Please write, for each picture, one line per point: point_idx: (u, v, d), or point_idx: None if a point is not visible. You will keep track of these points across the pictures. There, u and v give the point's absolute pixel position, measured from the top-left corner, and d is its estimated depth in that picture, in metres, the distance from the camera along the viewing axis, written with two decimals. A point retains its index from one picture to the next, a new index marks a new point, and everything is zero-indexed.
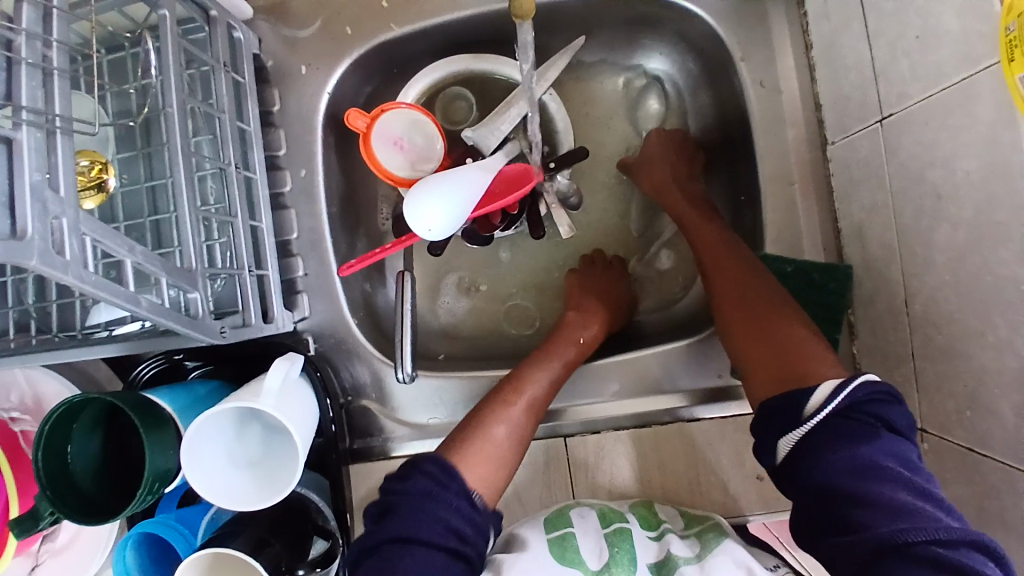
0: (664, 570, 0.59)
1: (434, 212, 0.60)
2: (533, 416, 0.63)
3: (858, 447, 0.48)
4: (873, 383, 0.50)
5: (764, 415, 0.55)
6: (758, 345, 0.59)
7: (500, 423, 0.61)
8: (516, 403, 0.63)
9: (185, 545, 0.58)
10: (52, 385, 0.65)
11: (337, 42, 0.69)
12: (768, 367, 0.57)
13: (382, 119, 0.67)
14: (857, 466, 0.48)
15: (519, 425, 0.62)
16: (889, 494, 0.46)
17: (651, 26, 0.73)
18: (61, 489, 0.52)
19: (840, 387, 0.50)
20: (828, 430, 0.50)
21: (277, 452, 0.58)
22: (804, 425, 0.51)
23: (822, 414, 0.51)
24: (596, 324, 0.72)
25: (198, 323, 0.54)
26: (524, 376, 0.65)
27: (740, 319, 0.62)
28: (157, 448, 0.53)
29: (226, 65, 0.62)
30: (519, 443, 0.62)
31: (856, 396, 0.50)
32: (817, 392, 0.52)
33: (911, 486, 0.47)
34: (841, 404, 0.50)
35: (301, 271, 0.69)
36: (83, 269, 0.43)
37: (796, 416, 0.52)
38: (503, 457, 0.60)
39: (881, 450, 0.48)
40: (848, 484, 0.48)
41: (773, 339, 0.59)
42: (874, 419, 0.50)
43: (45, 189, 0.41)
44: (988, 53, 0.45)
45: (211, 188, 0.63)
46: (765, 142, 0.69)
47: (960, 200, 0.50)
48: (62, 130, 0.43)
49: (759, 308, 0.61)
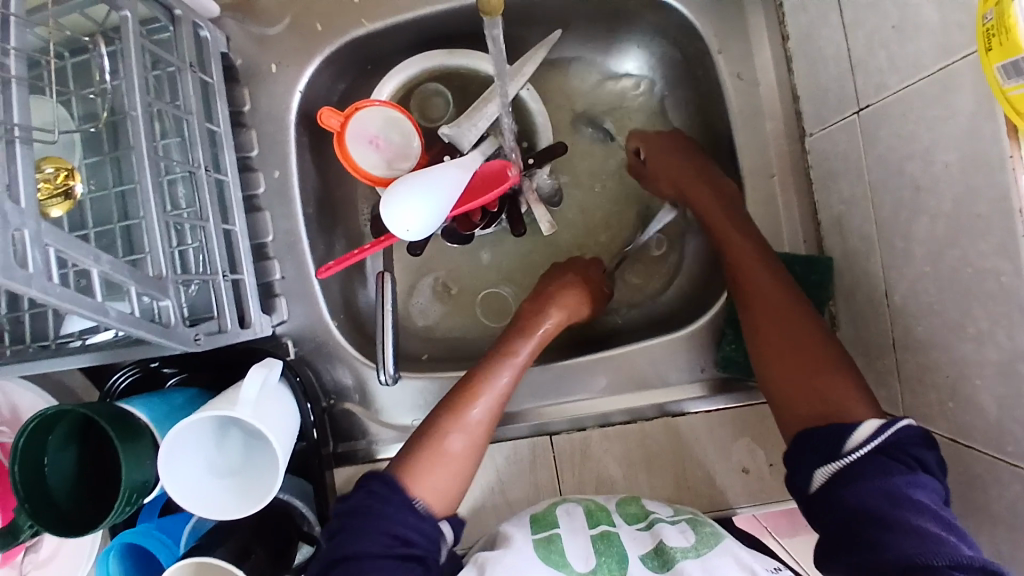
0: (660, 561, 0.58)
1: (412, 211, 0.60)
2: (488, 417, 0.61)
3: (891, 479, 0.49)
4: (915, 427, 0.50)
5: (799, 445, 0.55)
6: (790, 376, 0.58)
7: (452, 439, 0.60)
8: (469, 415, 0.61)
9: (167, 554, 0.57)
10: (27, 397, 0.63)
11: (309, 40, 0.68)
12: (801, 401, 0.57)
13: (356, 118, 0.66)
14: (887, 496, 0.48)
15: (475, 436, 0.60)
16: (917, 523, 0.46)
17: (628, 18, 0.73)
18: (39, 503, 0.51)
19: (884, 426, 0.51)
20: (866, 464, 0.50)
21: (257, 459, 0.57)
22: (842, 459, 0.51)
23: (863, 450, 0.51)
24: (559, 311, 0.69)
25: (171, 331, 0.53)
26: (478, 385, 0.62)
27: (770, 345, 0.60)
28: (133, 460, 0.52)
29: (192, 65, 0.61)
30: (476, 454, 0.61)
31: (897, 436, 0.50)
32: (861, 428, 0.51)
33: (939, 518, 0.47)
34: (882, 442, 0.50)
35: (278, 275, 0.68)
36: (47, 281, 0.42)
37: (835, 448, 0.52)
38: (459, 469, 0.59)
39: (915, 484, 0.48)
40: (877, 511, 0.48)
41: (806, 370, 0.57)
42: (914, 460, 0.49)
43: (4, 200, 0.39)
44: (964, 45, 0.45)
45: (182, 192, 0.62)
46: (745, 134, 0.69)
47: (939, 192, 0.50)
48: (21, 139, 0.42)
49: (790, 336, 0.59)
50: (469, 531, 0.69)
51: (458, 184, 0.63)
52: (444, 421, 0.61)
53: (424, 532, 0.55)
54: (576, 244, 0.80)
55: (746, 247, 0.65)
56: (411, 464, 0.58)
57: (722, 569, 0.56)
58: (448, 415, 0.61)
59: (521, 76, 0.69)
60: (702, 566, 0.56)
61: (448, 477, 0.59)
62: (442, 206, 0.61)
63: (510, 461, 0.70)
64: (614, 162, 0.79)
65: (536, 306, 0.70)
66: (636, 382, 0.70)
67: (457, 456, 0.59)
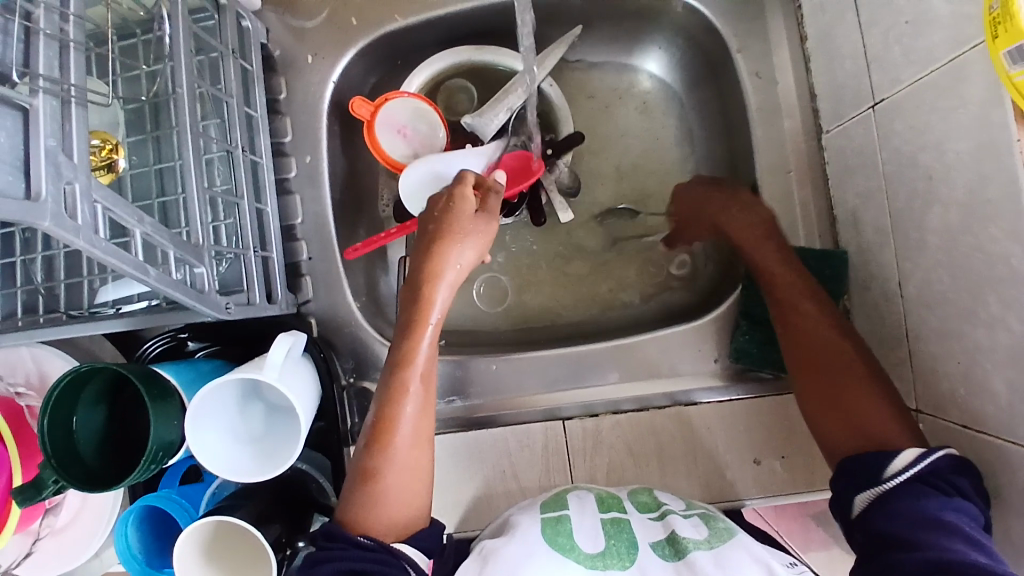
0: (675, 544, 0.58)
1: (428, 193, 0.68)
2: (414, 434, 0.58)
3: (925, 499, 0.48)
4: (949, 457, 0.50)
5: (844, 471, 0.55)
6: (832, 405, 0.58)
7: (389, 476, 0.56)
8: (394, 448, 0.56)
9: (186, 517, 0.58)
10: (57, 364, 0.65)
11: (344, 32, 0.71)
12: (843, 431, 0.57)
13: (386, 108, 0.69)
14: (918, 515, 0.48)
15: (413, 461, 0.57)
16: (945, 540, 0.45)
17: (650, 20, 0.75)
18: (66, 459, 0.52)
19: (920, 455, 0.50)
20: (903, 491, 0.50)
21: (280, 431, 0.59)
22: (879, 485, 0.51)
23: (903, 476, 0.51)
24: (440, 276, 0.60)
25: (205, 297, 0.55)
26: (390, 414, 0.57)
27: (812, 374, 0.60)
28: (163, 419, 0.54)
29: (235, 51, 0.64)
30: (419, 473, 0.57)
31: (937, 466, 0.50)
32: (899, 457, 0.52)
33: (971, 541, 0.46)
34: (923, 469, 0.50)
35: (306, 256, 0.71)
36: (94, 235, 0.44)
37: (873, 476, 0.52)
38: (410, 493, 0.57)
39: (945, 505, 0.47)
40: (907, 528, 0.48)
41: (848, 399, 0.58)
42: (951, 488, 0.49)
43: (59, 154, 0.42)
44: (975, 34, 0.47)
45: (219, 171, 0.64)
46: (763, 131, 0.71)
47: (951, 180, 0.51)
48: (76, 100, 0.44)
49: (832, 366, 0.59)
50: (480, 515, 0.70)
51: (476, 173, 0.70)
52: (369, 458, 0.56)
53: (377, 560, 0.51)
54: (593, 237, 0.81)
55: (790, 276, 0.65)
56: (354, 507, 0.55)
57: (736, 562, 0.54)
58: (372, 453, 0.56)
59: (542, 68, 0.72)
60: (715, 560, 0.55)
61: (401, 508, 0.56)
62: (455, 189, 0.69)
63: (522, 445, 0.71)
64: (634, 161, 0.81)
65: (417, 291, 0.60)
66: (650, 371, 0.71)
67: (401, 484, 0.56)
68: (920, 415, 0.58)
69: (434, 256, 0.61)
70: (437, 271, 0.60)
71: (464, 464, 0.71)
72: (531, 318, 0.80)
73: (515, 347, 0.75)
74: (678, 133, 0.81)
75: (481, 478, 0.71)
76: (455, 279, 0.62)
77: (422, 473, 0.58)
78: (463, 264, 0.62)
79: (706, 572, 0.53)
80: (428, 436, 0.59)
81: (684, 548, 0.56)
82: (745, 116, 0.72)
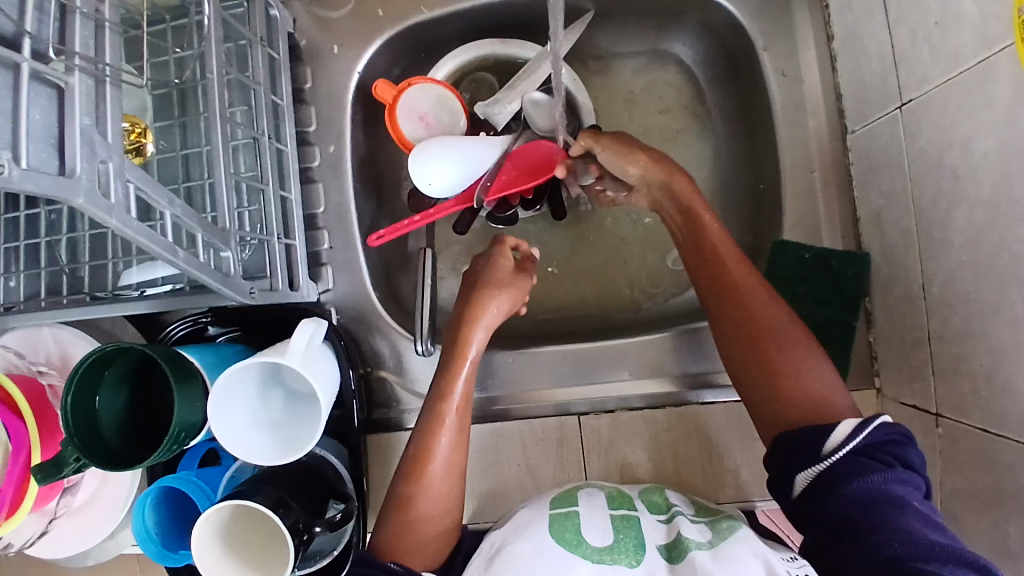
0: (675, 552, 0.57)
1: (441, 172, 0.67)
2: (449, 469, 0.59)
3: (872, 477, 0.48)
4: (890, 425, 0.50)
5: (782, 447, 0.53)
6: (763, 374, 0.57)
7: (419, 507, 0.57)
8: (428, 478, 0.58)
9: (206, 501, 0.59)
10: (79, 345, 0.66)
11: (370, 23, 0.72)
12: (781, 401, 0.55)
13: (409, 94, 0.69)
14: (870, 495, 0.47)
15: (443, 497, 0.58)
16: (903, 522, 0.45)
17: (675, 18, 0.75)
18: (89, 437, 0.52)
19: (861, 426, 0.49)
20: (847, 466, 0.49)
21: (300, 414, 0.59)
22: (822, 461, 0.50)
23: (842, 451, 0.49)
24: (480, 323, 0.64)
25: (231, 280, 0.55)
26: (427, 446, 0.59)
27: (756, 341, 0.58)
28: (186, 400, 0.54)
29: (262, 40, 0.65)
30: (450, 505, 0.59)
31: (876, 435, 0.49)
32: (837, 430, 0.50)
33: (921, 517, 0.46)
34: (862, 442, 0.49)
35: (326, 245, 0.71)
36: (126, 215, 0.45)
37: (813, 452, 0.51)
38: (440, 523, 0.58)
39: (891, 478, 0.48)
40: (862, 512, 0.47)
41: (784, 368, 0.56)
42: (891, 458, 0.49)
43: (93, 133, 0.42)
44: (1004, 34, 0.46)
45: (244, 158, 0.65)
46: (787, 130, 0.70)
47: (978, 179, 0.51)
48: (110, 80, 0.45)
49: (771, 334, 0.58)
50: (492, 508, 0.70)
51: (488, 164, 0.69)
52: (405, 486, 0.58)
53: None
54: (611, 234, 0.81)
55: (725, 246, 0.63)
56: (388, 535, 0.57)
57: (738, 556, 0.54)
58: (408, 482, 0.58)
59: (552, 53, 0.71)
60: (715, 556, 0.54)
61: (430, 539, 0.57)
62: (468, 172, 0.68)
63: (538, 438, 0.71)
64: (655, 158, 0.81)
65: (456, 333, 0.64)
66: (665, 368, 0.71)
67: (434, 515, 0.58)
68: (941, 417, 0.58)
69: (475, 301, 0.65)
70: (476, 314, 0.64)
71: (478, 455, 0.71)
72: (547, 313, 0.80)
73: (531, 341, 0.75)
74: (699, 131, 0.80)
75: (494, 471, 0.71)
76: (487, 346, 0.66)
77: (454, 506, 0.59)
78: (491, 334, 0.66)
79: (705, 569, 0.53)
80: (462, 469, 0.61)
81: (683, 549, 0.55)
82: (768, 115, 0.72)
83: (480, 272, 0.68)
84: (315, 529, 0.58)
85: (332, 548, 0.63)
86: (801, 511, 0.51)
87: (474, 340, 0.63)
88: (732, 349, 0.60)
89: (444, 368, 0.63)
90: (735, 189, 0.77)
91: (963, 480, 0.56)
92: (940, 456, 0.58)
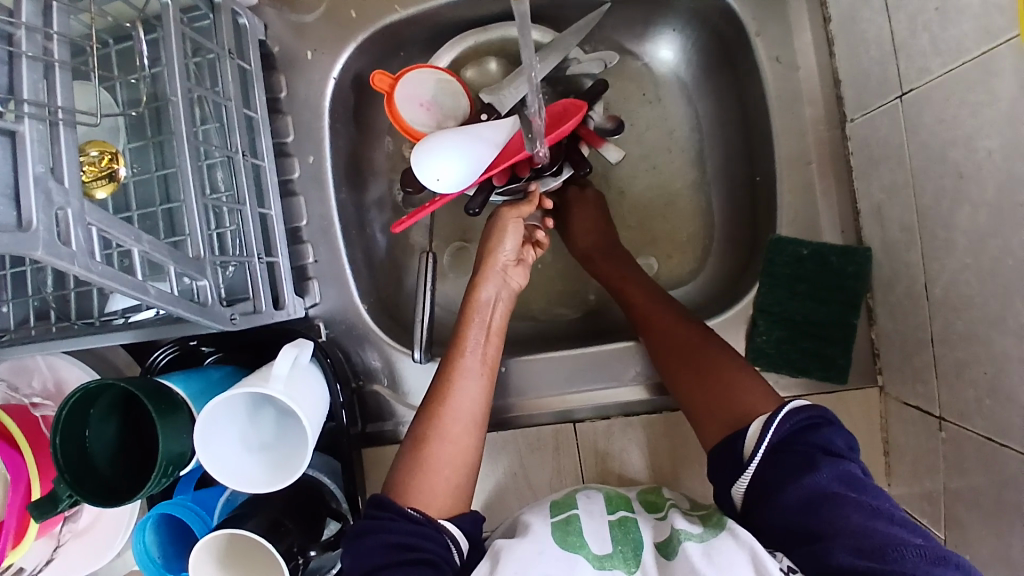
0: (668, 547, 0.54)
1: (447, 165, 0.60)
2: (463, 414, 0.60)
3: (802, 480, 0.50)
4: (802, 409, 0.53)
5: (717, 461, 0.56)
6: (692, 375, 0.61)
7: (435, 464, 0.58)
8: (443, 418, 0.59)
9: (202, 526, 0.58)
10: (73, 371, 0.67)
11: (345, 27, 0.69)
12: (711, 413, 0.58)
13: (405, 81, 0.67)
14: (807, 497, 0.49)
15: (458, 454, 0.59)
16: (844, 518, 0.47)
17: (663, 5, 0.72)
18: (79, 474, 0.52)
19: (767, 425, 0.53)
20: (770, 467, 0.52)
21: (290, 436, 0.58)
22: (747, 467, 0.53)
23: (761, 454, 0.52)
24: (489, 277, 0.66)
25: (208, 311, 0.54)
26: (443, 386, 0.61)
27: (674, 351, 0.63)
28: (170, 433, 0.54)
29: (232, 52, 0.62)
30: (465, 450, 0.59)
31: (791, 425, 0.52)
32: (750, 432, 0.54)
33: (864, 507, 0.48)
34: (773, 440, 0.52)
35: (312, 258, 0.70)
36: (90, 258, 0.43)
37: (738, 461, 0.54)
38: (454, 470, 0.58)
39: (823, 476, 0.50)
40: (805, 516, 0.49)
41: (722, 379, 0.59)
42: (811, 447, 0.52)
43: (49, 180, 0.41)
44: (1007, 26, 0.44)
45: (221, 176, 0.63)
46: (782, 120, 0.67)
47: (982, 180, 0.48)
48: (64, 122, 0.42)
49: (679, 342, 0.63)
50: (492, 515, 0.70)
51: (496, 143, 0.63)
52: (421, 426, 0.60)
53: (422, 534, 0.54)
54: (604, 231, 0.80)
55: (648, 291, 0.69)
56: (402, 471, 0.58)
57: (728, 551, 0.50)
58: (424, 421, 0.60)
59: (566, 40, 0.66)
60: (705, 549, 0.51)
61: (446, 491, 0.57)
62: (479, 160, 0.61)
63: (535, 447, 0.71)
64: (648, 149, 0.78)
65: (466, 290, 0.66)
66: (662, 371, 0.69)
67: (448, 456, 0.58)
68: (944, 422, 0.56)
69: (485, 249, 0.67)
70: (488, 268, 0.66)
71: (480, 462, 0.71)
72: (541, 315, 0.78)
73: (522, 347, 0.74)
74: (691, 120, 0.77)
75: (492, 479, 0.70)
76: (512, 294, 0.68)
77: (476, 455, 0.60)
78: (513, 271, 0.68)
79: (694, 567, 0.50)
80: (481, 430, 0.61)
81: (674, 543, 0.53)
82: (762, 105, 0.69)
83: (488, 225, 0.69)
84: (311, 553, 0.59)
85: (331, 566, 0.64)
86: (746, 526, 0.54)
87: (485, 290, 0.65)
88: (666, 369, 0.63)
89: (456, 333, 0.64)
90: (732, 181, 0.74)
91: (965, 484, 0.54)
92: (942, 460, 0.57)
